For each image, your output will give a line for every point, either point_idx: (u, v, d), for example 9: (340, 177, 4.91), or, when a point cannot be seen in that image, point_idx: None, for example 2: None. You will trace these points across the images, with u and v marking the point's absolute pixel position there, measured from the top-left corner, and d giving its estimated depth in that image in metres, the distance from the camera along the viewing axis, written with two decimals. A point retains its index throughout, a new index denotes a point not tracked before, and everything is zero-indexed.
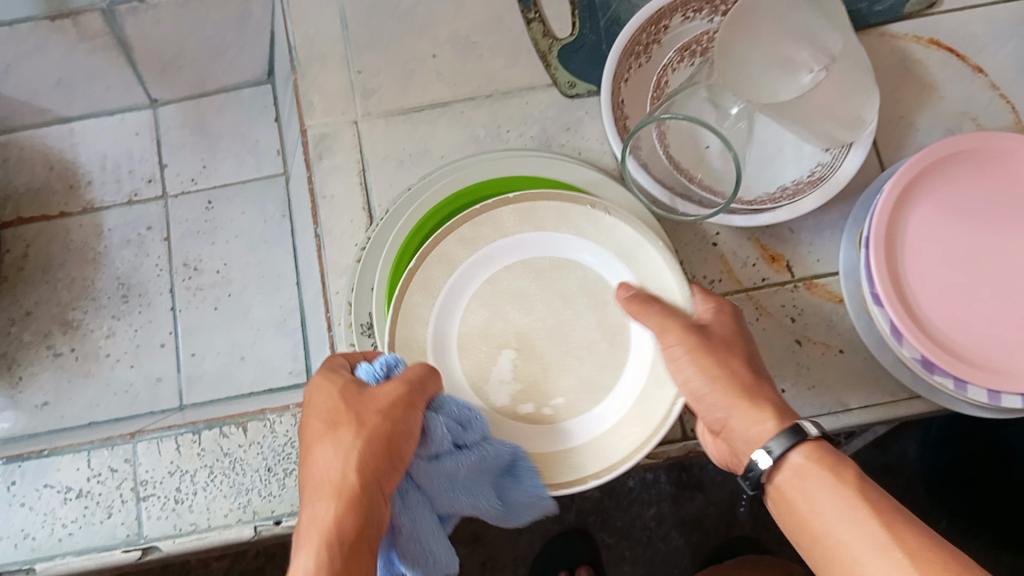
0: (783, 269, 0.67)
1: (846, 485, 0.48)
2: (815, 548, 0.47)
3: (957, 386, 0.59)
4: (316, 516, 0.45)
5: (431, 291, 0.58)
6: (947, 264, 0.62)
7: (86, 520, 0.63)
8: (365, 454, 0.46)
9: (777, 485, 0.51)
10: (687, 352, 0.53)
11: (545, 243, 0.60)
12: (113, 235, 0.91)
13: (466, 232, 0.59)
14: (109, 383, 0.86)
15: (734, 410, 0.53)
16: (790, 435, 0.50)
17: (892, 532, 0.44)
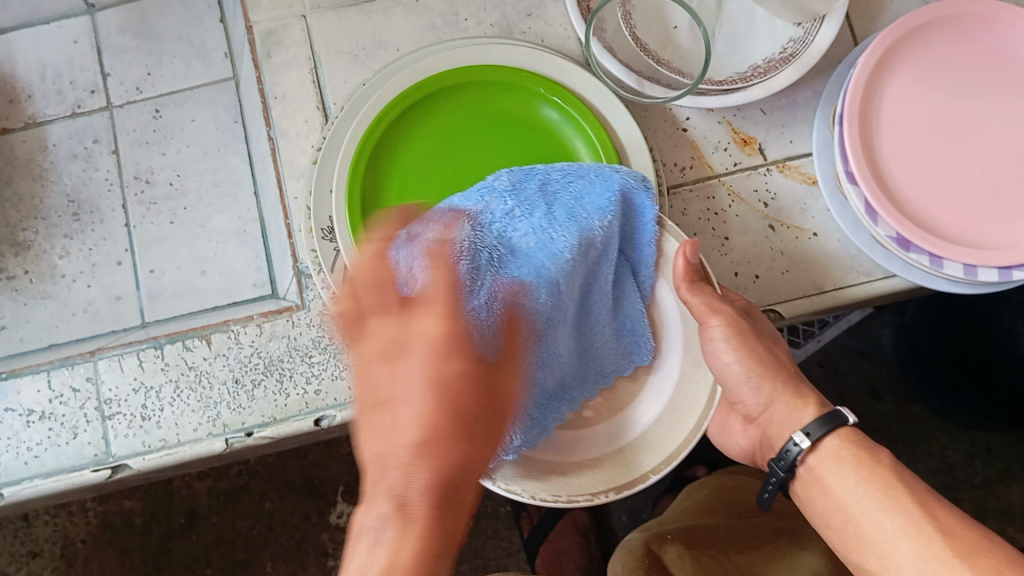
0: (755, 152, 0.65)
1: (881, 465, 0.52)
2: (848, 524, 0.51)
3: (931, 262, 0.58)
4: (391, 485, 0.39)
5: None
6: (925, 138, 0.60)
7: (52, 441, 0.62)
8: (439, 411, 0.40)
9: (808, 467, 0.54)
10: (726, 335, 0.54)
11: None
12: (60, 148, 0.75)
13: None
14: (68, 303, 0.72)
15: (774, 394, 0.57)
16: (828, 420, 0.54)
17: (925, 508, 0.49)
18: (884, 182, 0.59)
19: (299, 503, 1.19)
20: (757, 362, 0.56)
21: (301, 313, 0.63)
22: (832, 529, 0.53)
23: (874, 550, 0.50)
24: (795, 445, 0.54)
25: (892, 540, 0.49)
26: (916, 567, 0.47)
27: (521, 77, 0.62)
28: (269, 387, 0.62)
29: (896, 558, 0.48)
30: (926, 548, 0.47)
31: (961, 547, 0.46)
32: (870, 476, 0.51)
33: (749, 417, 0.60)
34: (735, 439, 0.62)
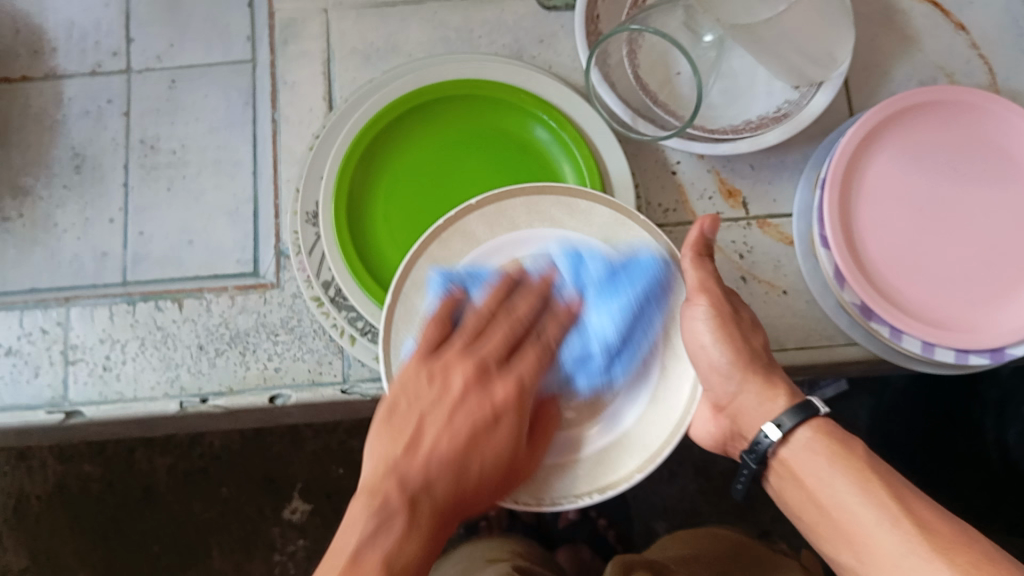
0: (738, 205, 0.66)
1: (856, 459, 0.53)
2: (823, 518, 0.54)
3: (892, 335, 0.60)
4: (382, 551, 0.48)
5: (416, 319, 0.54)
6: (902, 214, 0.62)
7: (13, 378, 0.63)
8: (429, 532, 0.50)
9: (782, 459, 0.56)
10: (707, 315, 0.56)
11: (521, 239, 0.56)
12: (74, 103, 0.76)
13: (437, 252, 0.54)
14: (55, 252, 0.73)
15: (745, 381, 0.58)
16: (800, 412, 0.55)
17: (902, 503, 0.51)
18: (857, 250, 0.61)
19: (256, 495, 1.19)
20: (735, 349, 0.57)
21: (273, 291, 0.64)
22: (806, 520, 0.56)
23: (850, 542, 0.52)
24: (767, 438, 0.56)
25: (869, 535, 0.51)
26: (891, 559, 0.49)
27: (518, 98, 0.64)
28: (231, 357, 0.63)
29: (874, 551, 0.50)
30: (905, 544, 0.49)
31: (938, 543, 0.49)
32: (843, 470, 0.53)
33: (717, 407, 0.61)
34: (705, 426, 0.64)
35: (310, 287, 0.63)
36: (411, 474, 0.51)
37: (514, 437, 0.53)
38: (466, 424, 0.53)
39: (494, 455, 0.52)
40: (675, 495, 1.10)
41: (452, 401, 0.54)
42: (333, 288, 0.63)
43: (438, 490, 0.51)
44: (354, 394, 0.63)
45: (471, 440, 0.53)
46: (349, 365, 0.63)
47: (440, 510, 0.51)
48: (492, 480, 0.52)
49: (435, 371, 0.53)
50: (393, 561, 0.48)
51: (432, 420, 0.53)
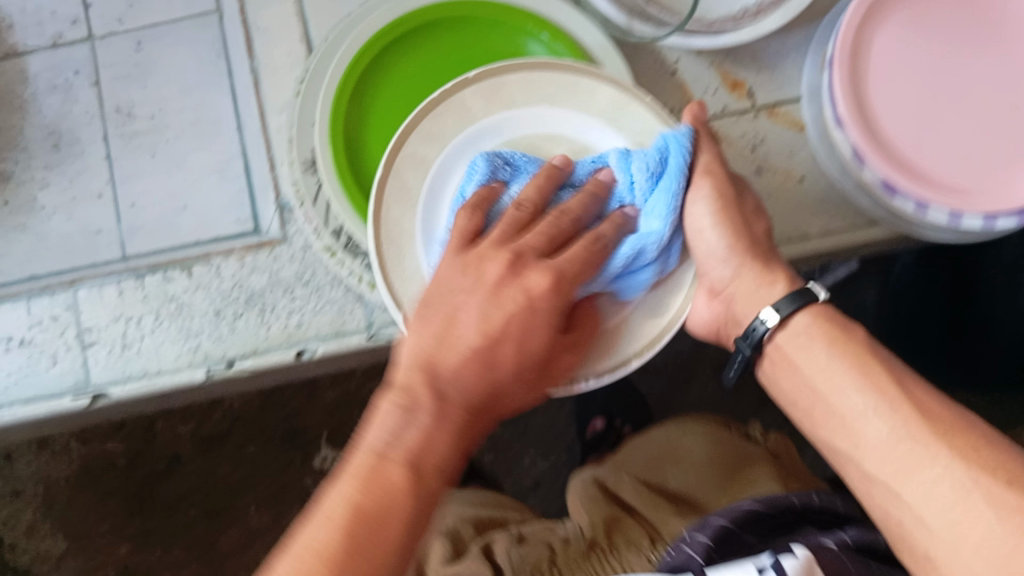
0: (745, 96, 0.64)
1: (853, 342, 0.54)
2: (815, 405, 0.54)
3: (916, 208, 0.58)
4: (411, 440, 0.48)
5: (407, 198, 0.55)
6: (916, 85, 0.60)
7: (32, 367, 0.62)
8: (456, 431, 0.49)
9: (778, 345, 0.56)
10: (709, 203, 0.56)
11: (512, 117, 0.56)
12: (40, 80, 0.72)
13: (428, 126, 0.56)
14: (44, 236, 0.69)
15: (743, 266, 0.58)
16: (799, 296, 0.55)
17: (901, 387, 0.52)
18: (874, 125, 0.59)
19: (281, 452, 1.19)
20: (733, 233, 0.57)
21: (282, 247, 0.63)
22: (798, 406, 0.56)
23: (845, 427, 0.52)
24: (763, 324, 0.56)
25: (862, 420, 0.51)
26: (887, 443, 0.50)
27: (509, 12, 0.61)
28: (250, 319, 0.62)
29: (868, 435, 0.51)
30: (899, 427, 0.50)
31: (938, 425, 0.50)
32: (841, 352, 0.53)
33: (714, 291, 0.60)
34: (700, 314, 0.63)
35: (319, 237, 0.62)
36: (446, 385, 0.49)
37: (547, 329, 0.50)
38: (501, 320, 0.50)
39: (527, 346, 0.50)
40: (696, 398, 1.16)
41: (485, 290, 0.50)
42: (344, 235, 0.62)
43: (498, 393, 0.51)
44: (381, 340, 0.62)
45: (500, 338, 0.50)
46: (371, 311, 0.62)
47: (475, 406, 0.50)
48: (528, 368, 0.50)
49: (470, 261, 0.51)
50: (420, 456, 0.48)
51: (465, 312, 0.50)
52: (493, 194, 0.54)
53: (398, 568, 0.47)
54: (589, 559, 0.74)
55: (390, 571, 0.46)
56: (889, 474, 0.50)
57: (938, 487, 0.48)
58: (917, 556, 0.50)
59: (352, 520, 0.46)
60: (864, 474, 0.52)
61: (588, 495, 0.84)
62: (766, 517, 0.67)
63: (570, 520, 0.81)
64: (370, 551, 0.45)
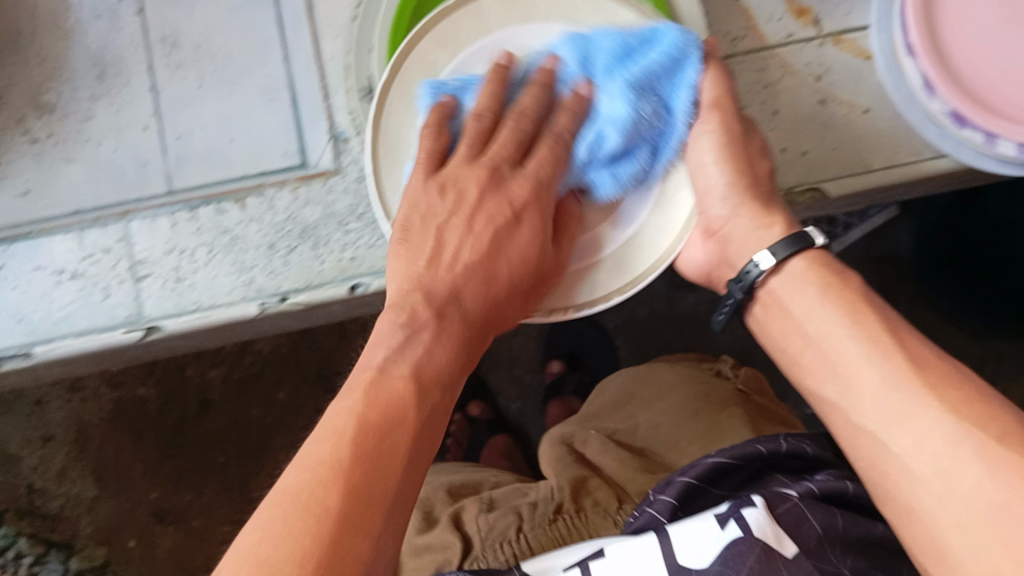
0: (811, 24, 0.62)
1: (847, 290, 0.54)
2: (809, 348, 0.54)
3: (986, 139, 0.57)
4: (430, 356, 0.50)
5: (409, 105, 0.55)
6: (993, 8, 0.57)
7: (84, 300, 0.61)
8: (462, 332, 0.53)
9: (772, 289, 0.57)
10: (716, 133, 0.56)
11: (527, 33, 0.55)
12: (83, 6, 0.69)
13: (444, 30, 0.55)
14: (95, 169, 0.68)
15: (741, 206, 0.58)
16: (795, 240, 0.56)
17: (895, 337, 0.51)
18: (948, 54, 0.57)
19: (313, 395, 1.18)
20: (736, 167, 0.57)
21: (336, 179, 0.61)
22: (788, 352, 0.56)
23: (836, 374, 0.52)
24: (756, 268, 0.56)
25: (855, 366, 0.51)
26: (877, 389, 0.49)
27: None
28: (304, 252, 0.61)
29: (862, 382, 0.50)
30: (891, 377, 0.49)
31: (930, 376, 0.49)
32: (834, 300, 0.53)
33: (708, 231, 0.61)
34: (692, 256, 0.64)
35: None
36: (437, 283, 0.53)
37: (537, 238, 0.54)
38: (485, 228, 0.54)
39: (522, 255, 0.53)
40: (730, 341, 1.17)
41: (466, 210, 0.54)
42: None
43: (499, 307, 0.54)
44: None
45: (493, 245, 0.54)
46: None
47: (474, 317, 0.53)
48: (524, 280, 0.54)
49: (445, 185, 0.54)
50: (421, 367, 0.50)
51: (451, 229, 0.54)
52: (448, 110, 0.54)
53: (401, 501, 0.46)
54: (555, 525, 0.71)
55: (396, 507, 0.45)
56: (877, 423, 0.49)
57: (928, 435, 0.47)
58: (899, 506, 0.49)
59: (356, 443, 0.45)
60: (852, 426, 0.51)
61: (557, 457, 0.81)
62: (733, 471, 0.65)
63: (544, 482, 0.78)
64: (372, 488, 0.44)
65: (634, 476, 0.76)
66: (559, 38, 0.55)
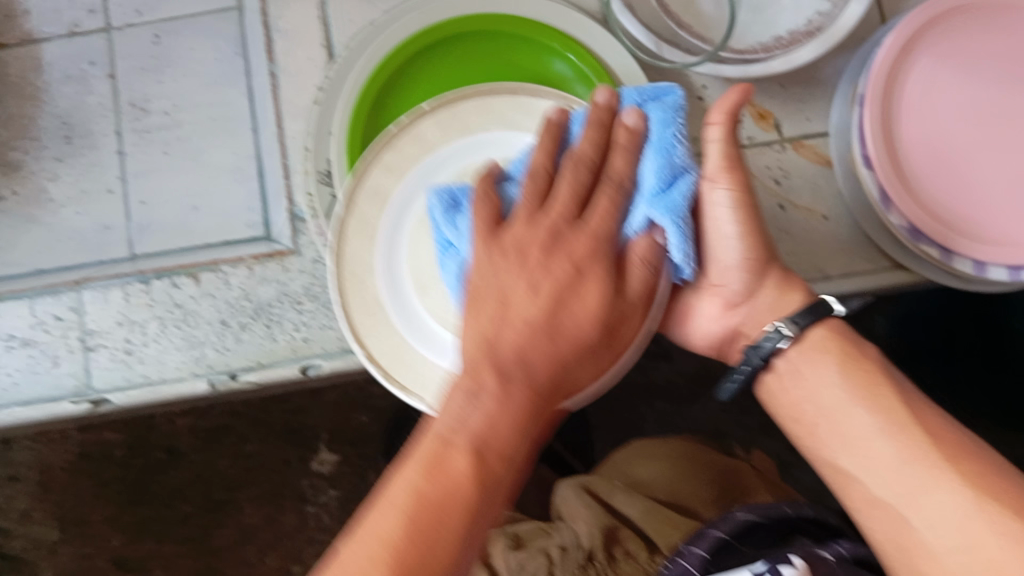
0: (770, 127, 0.63)
1: (865, 359, 0.53)
2: (823, 420, 0.53)
3: (942, 255, 0.57)
4: (492, 433, 0.48)
5: (367, 231, 0.55)
6: (945, 127, 0.58)
7: (32, 369, 0.63)
8: (513, 416, 0.48)
9: (792, 355, 0.54)
10: (734, 203, 0.51)
11: (470, 143, 0.56)
12: (54, 68, 0.68)
13: (390, 159, 0.56)
14: (54, 230, 0.66)
15: (762, 283, 0.55)
16: (813, 312, 0.54)
17: (909, 408, 0.51)
18: (902, 167, 0.57)
19: (281, 448, 1.15)
20: (754, 246, 0.53)
21: (293, 258, 0.63)
22: (801, 424, 0.55)
23: (851, 447, 0.52)
24: (778, 334, 0.54)
25: (871, 441, 0.51)
26: (892, 465, 0.50)
27: (536, 32, 0.61)
28: (256, 331, 0.62)
29: (874, 456, 0.51)
30: (905, 451, 0.50)
31: (946, 449, 0.50)
32: (853, 373, 0.53)
33: (731, 301, 0.56)
34: (704, 326, 0.58)
35: None
36: (505, 360, 0.49)
37: (606, 291, 0.50)
38: (551, 288, 0.50)
39: (591, 310, 0.49)
40: (700, 414, 1.09)
41: (535, 266, 0.51)
42: None
43: (567, 370, 0.49)
44: None
45: (557, 302, 0.50)
46: None
47: (539, 388, 0.49)
48: (591, 336, 0.49)
49: (501, 248, 0.51)
50: (484, 442, 0.48)
51: (515, 291, 0.50)
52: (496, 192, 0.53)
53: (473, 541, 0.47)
54: (585, 571, 0.70)
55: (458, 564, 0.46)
56: (897, 496, 0.50)
57: (945, 511, 0.49)
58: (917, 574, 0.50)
59: (397, 535, 0.46)
60: (867, 497, 0.51)
61: (583, 503, 0.77)
62: (759, 530, 0.61)
63: (568, 523, 0.76)
64: (438, 551, 0.45)
65: (662, 528, 0.72)
66: (502, 143, 0.56)
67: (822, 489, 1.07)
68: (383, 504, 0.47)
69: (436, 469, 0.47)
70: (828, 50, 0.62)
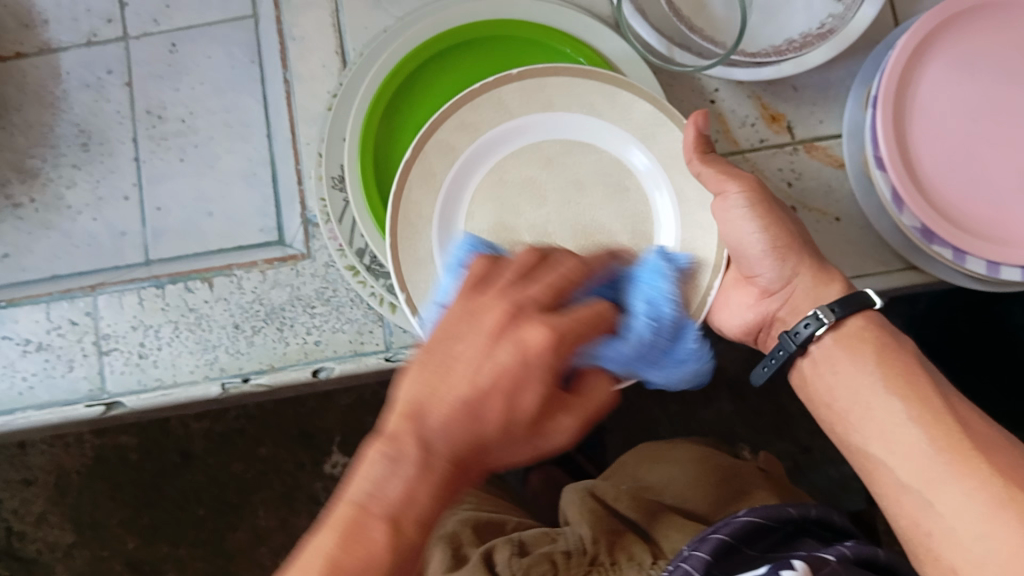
0: (783, 130, 0.63)
1: (900, 353, 0.53)
2: (856, 409, 0.53)
3: (955, 257, 0.57)
4: (412, 493, 0.42)
5: (431, 183, 0.56)
6: (957, 128, 0.58)
7: (48, 373, 0.63)
8: (433, 486, 0.43)
9: (834, 342, 0.55)
10: (747, 204, 0.55)
11: (547, 122, 0.57)
12: (72, 76, 0.69)
13: (467, 116, 0.56)
14: (70, 236, 0.67)
15: (799, 268, 0.57)
16: (852, 302, 0.54)
17: (944, 399, 0.51)
18: (915, 169, 0.57)
19: (294, 451, 1.16)
20: (782, 238, 0.57)
21: (305, 262, 0.64)
22: (835, 412, 0.55)
23: (881, 434, 0.52)
24: (817, 322, 0.54)
25: (902, 428, 0.51)
26: (924, 455, 0.49)
27: (547, 36, 0.61)
28: (269, 334, 0.63)
29: (904, 445, 0.50)
30: (939, 439, 0.49)
31: (977, 440, 0.49)
32: (886, 363, 0.53)
33: (768, 290, 0.60)
34: (740, 315, 0.62)
35: (343, 256, 0.62)
36: (430, 433, 0.43)
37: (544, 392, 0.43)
38: (491, 371, 0.43)
39: (519, 402, 0.43)
40: (714, 416, 1.09)
41: (485, 339, 0.44)
42: (368, 256, 0.62)
43: (487, 450, 0.44)
44: (399, 361, 0.62)
45: (504, 387, 0.43)
46: (390, 332, 0.62)
47: (459, 459, 0.43)
48: (517, 429, 0.43)
49: (467, 313, 0.45)
50: (402, 510, 0.42)
51: (465, 349, 0.44)
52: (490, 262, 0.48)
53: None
54: None
55: None
56: (925, 481, 0.49)
57: (972, 499, 0.47)
58: (940, 566, 0.48)
59: None
60: (895, 484, 0.51)
61: (590, 508, 0.77)
62: (766, 532, 0.62)
63: (574, 527, 0.75)
64: None
65: (667, 530, 0.73)
66: (579, 124, 0.57)
67: (836, 492, 1.06)
68: (302, 572, 0.41)
69: (359, 521, 0.42)
70: (841, 52, 0.62)
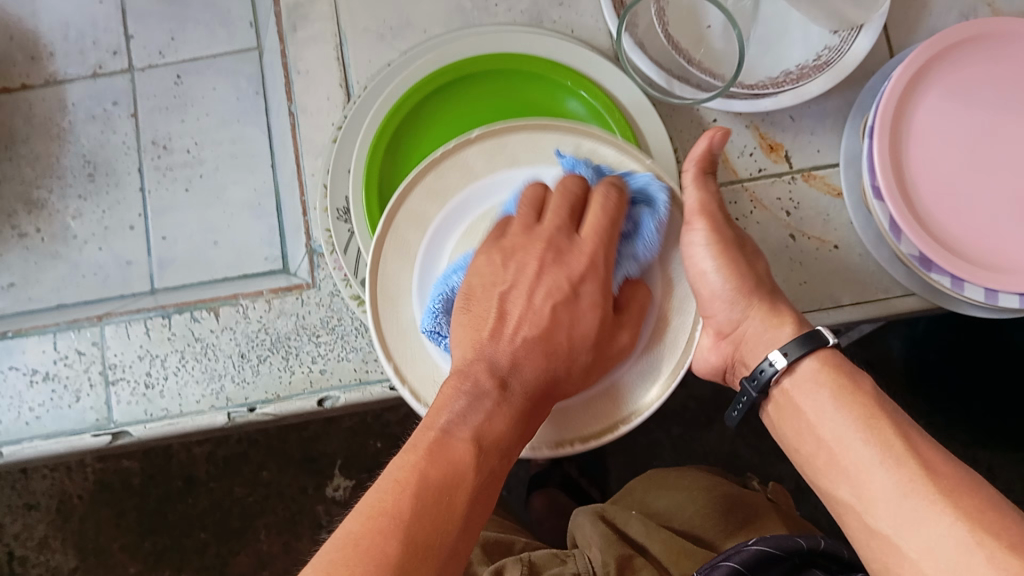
0: (781, 159, 0.64)
1: (860, 394, 0.51)
2: (821, 452, 0.51)
3: (953, 284, 0.57)
4: (486, 417, 0.45)
5: (407, 254, 0.53)
6: (951, 156, 0.58)
7: (55, 404, 0.64)
8: (512, 416, 0.46)
9: (784, 389, 0.55)
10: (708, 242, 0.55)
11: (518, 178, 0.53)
12: (78, 109, 0.71)
13: (432, 182, 0.53)
14: (78, 265, 0.69)
15: (749, 308, 0.57)
16: (808, 340, 0.54)
17: (908, 442, 0.48)
18: (911, 198, 0.58)
19: (298, 476, 1.16)
20: (735, 274, 0.56)
21: (310, 291, 0.64)
22: (802, 453, 0.53)
23: (847, 477, 0.49)
24: (771, 365, 0.54)
25: (869, 471, 0.48)
26: (892, 497, 0.47)
27: (548, 70, 0.62)
28: (274, 363, 0.63)
29: (870, 489, 0.48)
30: (903, 484, 0.47)
31: (944, 484, 0.46)
32: (847, 405, 0.51)
33: (721, 331, 0.60)
34: (705, 357, 0.63)
35: (349, 286, 0.63)
36: (502, 348, 0.48)
37: (599, 312, 0.49)
38: (547, 310, 0.49)
39: (574, 332, 0.49)
40: (716, 439, 1.09)
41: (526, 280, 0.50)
42: None
43: (556, 385, 0.48)
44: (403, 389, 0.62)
45: (551, 320, 0.49)
46: None
47: (533, 395, 0.47)
48: (582, 356, 0.49)
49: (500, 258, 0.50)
50: (483, 434, 0.45)
51: (513, 300, 0.50)
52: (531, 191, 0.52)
53: (461, 556, 0.42)
54: None
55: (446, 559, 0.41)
56: (891, 527, 0.46)
57: (943, 544, 0.44)
58: None
59: (414, 482, 0.42)
60: (865, 528, 0.48)
61: (599, 532, 0.78)
62: (776, 564, 0.61)
63: (583, 552, 0.76)
64: (424, 519, 0.41)
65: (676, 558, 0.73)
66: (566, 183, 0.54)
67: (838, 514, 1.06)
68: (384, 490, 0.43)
69: (447, 432, 0.45)
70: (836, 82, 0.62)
